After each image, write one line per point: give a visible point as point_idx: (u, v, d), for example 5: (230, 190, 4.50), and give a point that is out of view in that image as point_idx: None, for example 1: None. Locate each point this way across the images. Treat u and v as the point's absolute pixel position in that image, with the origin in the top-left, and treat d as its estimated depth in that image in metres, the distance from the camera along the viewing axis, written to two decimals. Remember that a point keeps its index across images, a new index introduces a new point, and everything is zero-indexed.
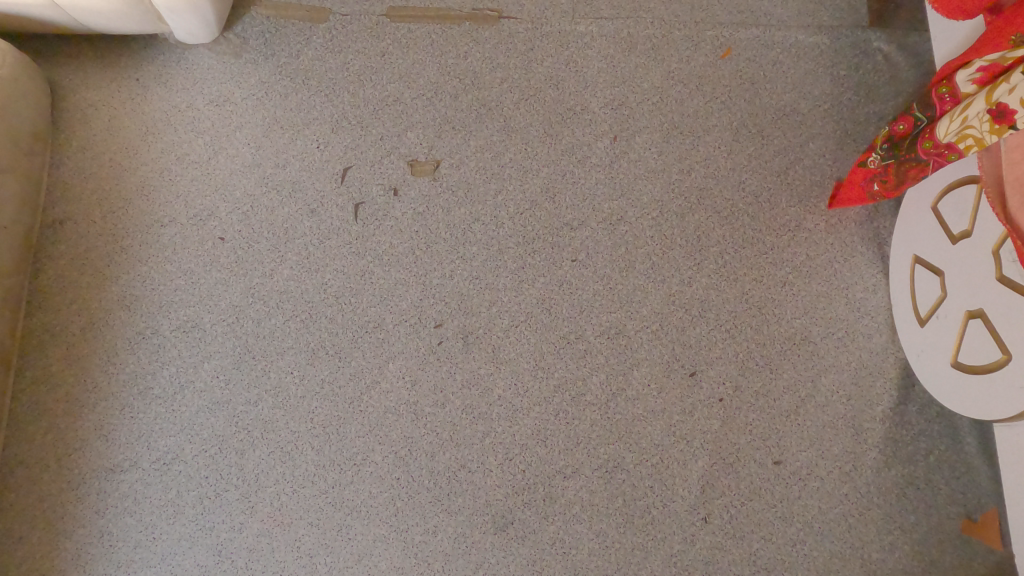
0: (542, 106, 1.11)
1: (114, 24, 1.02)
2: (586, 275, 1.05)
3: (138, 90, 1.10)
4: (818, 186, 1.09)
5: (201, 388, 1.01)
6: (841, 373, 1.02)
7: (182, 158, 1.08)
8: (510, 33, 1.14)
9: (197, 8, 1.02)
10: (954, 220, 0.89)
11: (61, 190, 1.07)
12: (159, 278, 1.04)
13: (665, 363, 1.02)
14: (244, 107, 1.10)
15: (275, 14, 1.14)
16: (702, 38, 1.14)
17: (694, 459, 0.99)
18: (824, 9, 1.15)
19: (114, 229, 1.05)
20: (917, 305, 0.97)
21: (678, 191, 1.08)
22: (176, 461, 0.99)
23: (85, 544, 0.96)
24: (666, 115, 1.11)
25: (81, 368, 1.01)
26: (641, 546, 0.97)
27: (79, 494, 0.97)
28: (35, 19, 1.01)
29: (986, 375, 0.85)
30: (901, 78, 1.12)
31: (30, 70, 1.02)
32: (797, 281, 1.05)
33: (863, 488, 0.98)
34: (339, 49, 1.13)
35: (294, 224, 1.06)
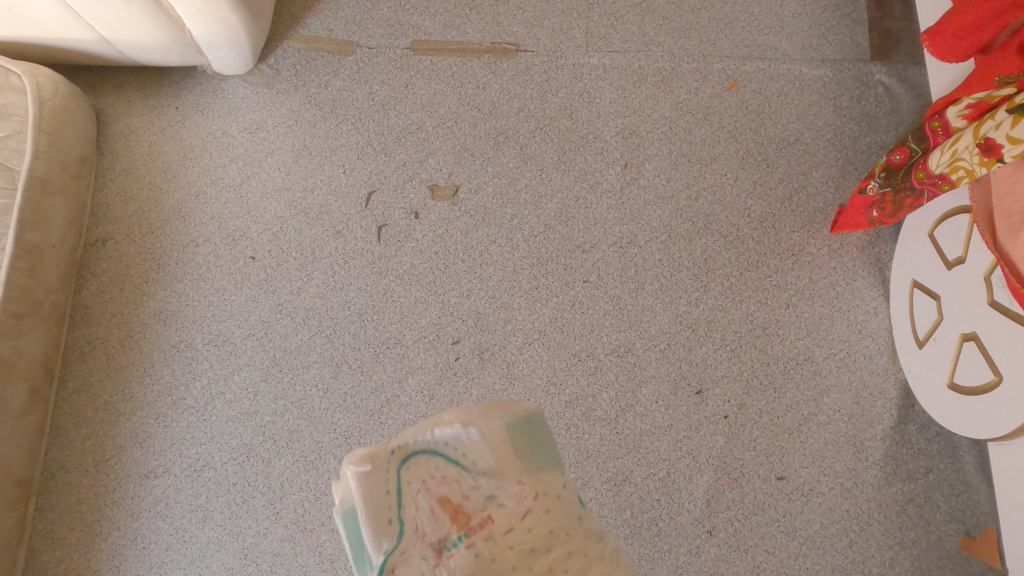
0: (556, 134, 1.17)
1: (158, 57, 1.10)
2: (597, 295, 1.10)
3: (178, 118, 1.18)
4: (821, 212, 1.13)
5: (231, 399, 1.07)
6: (843, 393, 1.06)
7: (217, 182, 1.15)
8: (526, 65, 1.20)
9: (236, 43, 1.09)
10: (949, 247, 0.93)
11: (104, 211, 1.14)
12: (194, 295, 1.11)
13: (673, 381, 1.07)
14: (276, 134, 1.17)
15: (307, 46, 1.21)
16: (709, 71, 1.19)
17: (700, 473, 1.03)
18: (827, 43, 1.20)
19: (153, 248, 1.12)
20: (917, 327, 1.01)
21: (685, 216, 1.13)
22: (206, 468, 1.04)
23: (120, 545, 1.01)
24: (675, 144, 1.16)
25: (120, 378, 1.07)
26: (648, 557, 1.01)
27: (115, 497, 1.03)
28: (84, 53, 1.09)
29: (980, 395, 0.88)
30: (903, 108, 1.17)
31: (79, 101, 1.10)
32: (800, 303, 1.09)
33: (864, 505, 1.01)
34: (366, 80, 1.20)
35: (320, 244, 1.12)
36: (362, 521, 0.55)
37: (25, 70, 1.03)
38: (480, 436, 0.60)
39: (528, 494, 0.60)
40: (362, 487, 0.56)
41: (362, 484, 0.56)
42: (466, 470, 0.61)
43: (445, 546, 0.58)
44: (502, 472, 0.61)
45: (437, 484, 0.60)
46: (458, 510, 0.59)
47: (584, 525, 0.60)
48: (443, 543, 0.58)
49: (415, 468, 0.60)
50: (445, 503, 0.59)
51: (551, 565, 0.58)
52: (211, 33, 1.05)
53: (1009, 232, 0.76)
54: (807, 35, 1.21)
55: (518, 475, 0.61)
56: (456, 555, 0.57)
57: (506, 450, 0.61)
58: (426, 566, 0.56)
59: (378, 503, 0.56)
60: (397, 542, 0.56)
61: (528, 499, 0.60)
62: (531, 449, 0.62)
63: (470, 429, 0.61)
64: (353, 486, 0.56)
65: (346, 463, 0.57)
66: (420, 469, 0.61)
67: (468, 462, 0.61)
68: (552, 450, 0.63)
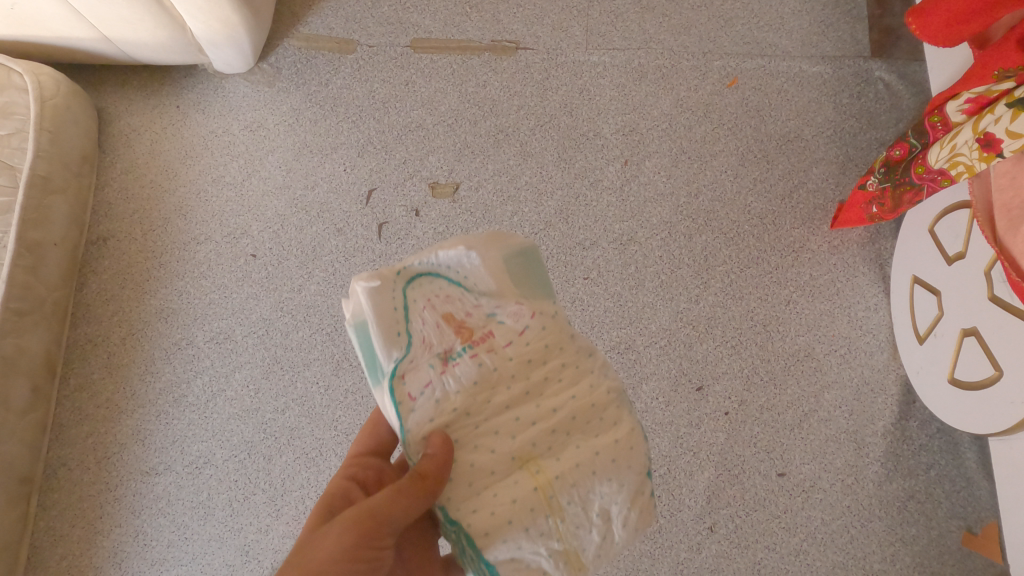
0: (557, 132, 1.17)
1: (158, 55, 1.11)
2: (598, 291, 1.10)
3: (179, 117, 1.18)
4: (821, 209, 1.13)
5: (232, 397, 1.07)
6: (843, 389, 1.06)
7: (218, 180, 1.16)
8: (526, 63, 1.21)
9: (236, 42, 1.10)
10: (950, 242, 0.93)
11: (106, 209, 1.14)
12: (195, 292, 1.11)
13: (674, 378, 1.07)
14: (277, 133, 1.18)
15: (307, 45, 1.21)
16: (709, 68, 1.19)
17: (701, 470, 1.03)
18: (826, 40, 1.20)
19: (154, 245, 1.13)
20: (918, 323, 1.01)
21: (686, 213, 1.13)
22: (207, 465, 1.05)
23: (121, 542, 1.01)
24: (675, 141, 1.16)
25: (122, 375, 1.07)
26: (649, 553, 1.01)
27: (117, 495, 1.03)
28: (85, 52, 1.09)
29: (980, 390, 0.88)
30: (903, 105, 1.17)
31: (81, 100, 1.10)
32: (800, 300, 1.09)
33: (865, 501, 1.01)
34: (366, 78, 1.20)
35: (321, 242, 1.13)
36: (374, 332, 0.61)
37: (27, 69, 1.03)
38: (481, 260, 0.66)
39: (527, 313, 0.65)
40: (372, 299, 0.61)
41: (372, 298, 0.61)
42: (468, 288, 0.66)
43: (451, 355, 0.63)
44: (502, 292, 0.66)
45: (442, 301, 0.65)
46: (463, 325, 0.64)
47: (575, 342, 0.67)
48: (449, 352, 0.63)
49: (420, 288, 0.65)
50: (450, 319, 0.64)
51: (547, 373, 0.64)
52: (212, 32, 1.05)
53: (1008, 226, 0.76)
54: (807, 32, 1.21)
55: (517, 297, 0.66)
56: (462, 363, 0.62)
57: (505, 271, 0.67)
58: (433, 372, 0.62)
59: (387, 316, 0.61)
60: (406, 352, 0.62)
61: (526, 318, 0.65)
62: (527, 276, 0.68)
63: (472, 253, 0.66)
64: (364, 301, 0.62)
65: (356, 280, 0.62)
66: (424, 288, 0.65)
67: (471, 280, 0.66)
68: (545, 278, 0.70)
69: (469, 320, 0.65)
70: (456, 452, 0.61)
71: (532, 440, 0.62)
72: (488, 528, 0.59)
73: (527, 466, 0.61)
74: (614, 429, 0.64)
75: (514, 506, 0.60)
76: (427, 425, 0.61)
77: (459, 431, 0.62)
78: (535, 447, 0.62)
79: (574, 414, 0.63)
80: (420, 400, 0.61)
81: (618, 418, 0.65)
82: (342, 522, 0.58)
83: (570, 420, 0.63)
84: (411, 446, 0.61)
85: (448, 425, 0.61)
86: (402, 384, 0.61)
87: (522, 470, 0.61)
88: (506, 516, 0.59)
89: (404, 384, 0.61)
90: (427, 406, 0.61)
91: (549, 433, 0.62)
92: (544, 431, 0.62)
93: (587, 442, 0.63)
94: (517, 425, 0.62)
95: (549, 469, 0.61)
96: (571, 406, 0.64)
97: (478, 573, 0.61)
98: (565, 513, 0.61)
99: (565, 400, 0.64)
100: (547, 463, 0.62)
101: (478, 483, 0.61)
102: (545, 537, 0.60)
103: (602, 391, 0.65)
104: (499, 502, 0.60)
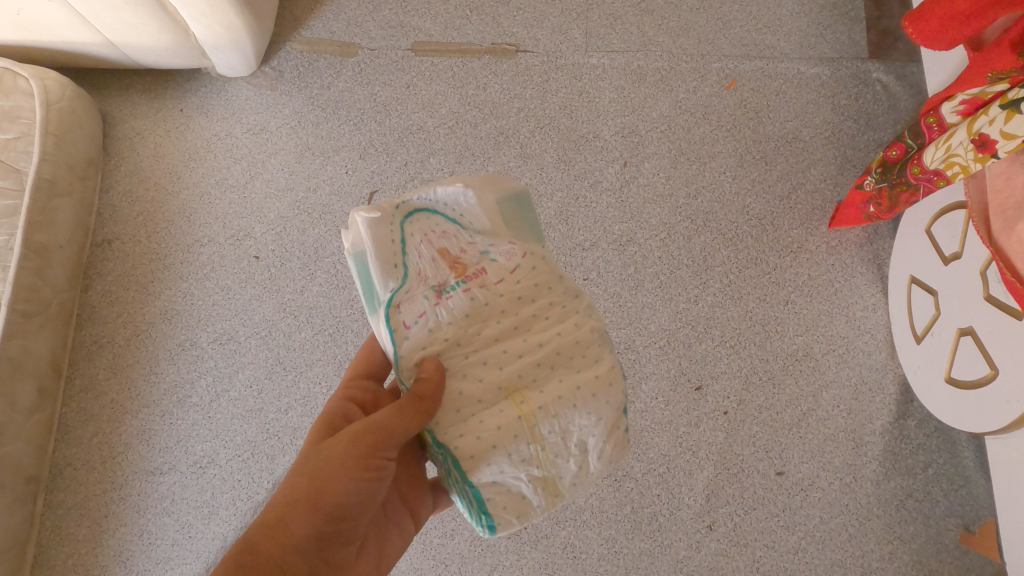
0: (556, 134, 1.18)
1: (162, 59, 1.12)
2: (597, 292, 1.11)
3: (182, 120, 1.19)
4: (819, 209, 1.14)
5: (235, 397, 1.08)
6: (842, 388, 1.06)
7: (221, 182, 1.17)
8: (526, 66, 1.22)
9: (239, 45, 1.11)
10: (946, 243, 0.94)
11: (110, 211, 1.15)
12: (199, 294, 1.12)
13: (673, 377, 1.07)
14: (280, 135, 1.19)
15: (309, 48, 1.23)
16: (707, 70, 1.20)
17: (700, 469, 1.04)
18: (824, 42, 1.21)
19: (158, 247, 1.14)
20: (915, 322, 1.01)
21: (685, 214, 1.14)
22: (211, 464, 1.06)
23: (126, 541, 1.03)
24: (674, 142, 1.17)
25: (126, 376, 1.09)
26: (649, 551, 1.01)
27: (122, 494, 1.04)
28: (90, 56, 1.11)
29: (976, 390, 0.89)
30: (901, 106, 1.17)
31: (86, 103, 1.12)
32: (799, 300, 1.10)
33: (863, 499, 1.02)
34: (368, 81, 1.21)
35: (323, 244, 1.14)
36: (372, 262, 0.64)
37: (33, 73, 1.04)
38: (476, 201, 0.70)
39: (518, 252, 0.67)
40: (371, 228, 0.64)
41: (372, 229, 0.64)
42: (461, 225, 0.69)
43: (445, 288, 0.64)
44: (496, 232, 0.69)
45: (438, 237, 0.67)
46: (458, 261, 0.66)
47: (564, 283, 0.68)
48: (443, 286, 0.65)
49: (417, 224, 0.68)
50: (446, 254, 0.66)
51: (536, 309, 0.66)
52: (215, 35, 1.06)
53: (1004, 226, 0.77)
54: (805, 34, 1.22)
55: (510, 238, 0.69)
56: (455, 296, 0.64)
57: (494, 215, 0.70)
58: (428, 302, 0.63)
59: (385, 247, 0.64)
60: (402, 283, 0.64)
61: (518, 257, 0.67)
62: (518, 219, 0.72)
63: (468, 192, 0.70)
64: (364, 231, 0.64)
65: (356, 212, 0.65)
66: (422, 224, 0.68)
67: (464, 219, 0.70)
68: (535, 225, 0.73)
69: (463, 255, 0.67)
70: (446, 379, 0.62)
71: (519, 371, 0.63)
72: (473, 453, 0.61)
73: (513, 396, 0.63)
74: (596, 365, 0.66)
75: (498, 432, 0.61)
76: (419, 352, 0.62)
77: (450, 360, 0.63)
78: (521, 379, 0.63)
79: (559, 349, 0.65)
80: (415, 328, 0.62)
81: (600, 356, 0.67)
82: (346, 434, 0.59)
83: (555, 354, 0.64)
84: (404, 371, 0.62)
85: (440, 355, 0.63)
86: (396, 313, 0.63)
87: (507, 400, 0.63)
88: (489, 443, 0.61)
89: (400, 313, 0.63)
90: (420, 334, 0.62)
91: (535, 366, 0.64)
92: (531, 363, 0.64)
93: (571, 377, 0.64)
94: (505, 357, 0.63)
95: (532, 400, 0.63)
96: (558, 342, 0.65)
97: (463, 496, 0.63)
98: (545, 443, 0.63)
99: (551, 335, 0.65)
100: (532, 393, 0.63)
101: (466, 411, 0.62)
102: (526, 464, 0.62)
103: (587, 329, 0.67)
104: (483, 429, 0.61)
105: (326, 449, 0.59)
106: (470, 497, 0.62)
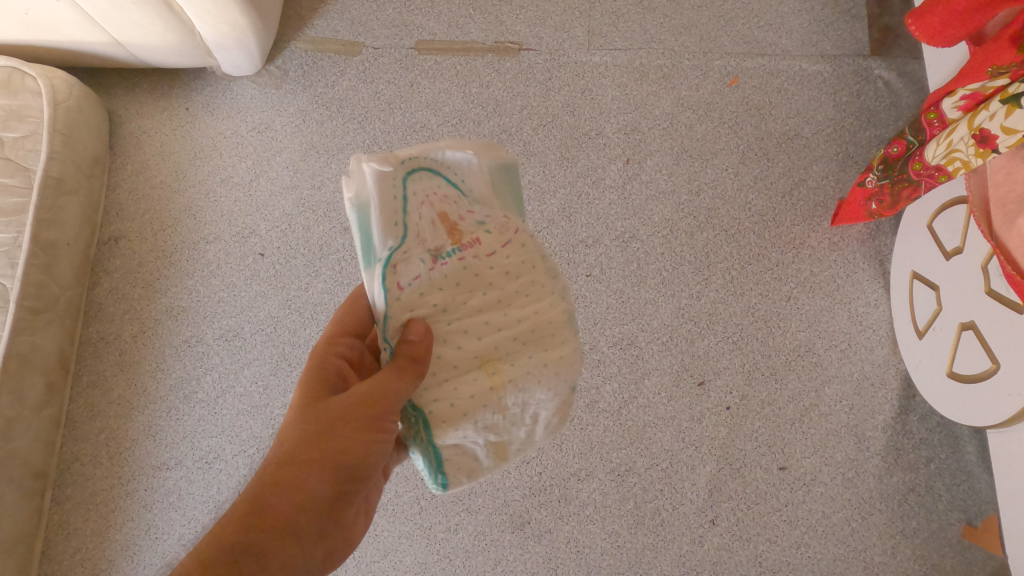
0: (559, 131, 1.19)
1: (168, 59, 1.13)
2: (600, 288, 1.12)
3: (188, 119, 1.20)
4: (821, 206, 1.14)
5: (241, 392, 1.09)
6: (844, 384, 1.07)
7: (227, 180, 1.18)
8: (530, 64, 1.22)
9: (245, 44, 1.12)
10: (948, 238, 0.95)
11: (117, 209, 1.16)
12: (204, 291, 1.13)
13: (675, 373, 1.08)
14: (284, 134, 1.20)
15: (313, 47, 1.24)
16: (710, 68, 1.21)
17: (702, 464, 1.04)
18: (826, 39, 1.22)
19: (164, 245, 1.15)
20: (917, 318, 1.02)
21: (687, 211, 1.14)
22: (217, 460, 1.06)
23: (134, 536, 1.03)
24: (676, 139, 1.18)
25: (133, 372, 1.10)
26: (651, 546, 1.02)
27: (129, 489, 1.05)
28: (96, 55, 1.12)
29: (978, 384, 0.89)
30: (903, 102, 1.18)
31: (93, 102, 1.13)
32: (801, 296, 1.11)
33: (866, 494, 1.02)
34: (372, 79, 1.22)
35: (328, 241, 1.14)
36: (375, 217, 0.63)
37: (41, 72, 1.05)
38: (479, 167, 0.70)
39: (511, 227, 0.69)
40: (377, 181, 0.64)
41: (378, 182, 0.64)
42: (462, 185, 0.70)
43: (440, 254, 0.65)
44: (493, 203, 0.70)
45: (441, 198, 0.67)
46: (455, 227, 0.67)
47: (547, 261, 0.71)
48: (439, 251, 0.65)
49: (420, 182, 0.67)
50: (445, 218, 0.66)
51: (521, 284, 0.68)
52: (220, 34, 1.07)
53: (1004, 220, 0.77)
54: (807, 31, 1.22)
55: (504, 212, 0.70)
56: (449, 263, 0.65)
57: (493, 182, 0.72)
58: (424, 266, 0.65)
59: (388, 202, 0.64)
60: (401, 242, 0.64)
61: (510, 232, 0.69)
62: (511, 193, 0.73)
63: (471, 156, 0.70)
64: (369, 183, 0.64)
65: (363, 161, 0.65)
66: (423, 183, 0.67)
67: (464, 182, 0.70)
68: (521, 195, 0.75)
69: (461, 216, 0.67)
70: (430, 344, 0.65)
71: (496, 342, 0.67)
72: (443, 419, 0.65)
73: (487, 365, 0.67)
74: (566, 346, 0.70)
75: (469, 400, 0.65)
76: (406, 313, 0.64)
77: (435, 325, 0.65)
78: (496, 350, 0.67)
79: (535, 326, 0.69)
80: (407, 290, 0.64)
81: (571, 337, 0.71)
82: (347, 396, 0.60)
83: (529, 331, 0.68)
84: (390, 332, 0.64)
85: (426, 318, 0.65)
86: (392, 272, 0.64)
87: (481, 369, 0.66)
88: (461, 410, 0.65)
89: (395, 273, 0.64)
90: (411, 296, 0.64)
91: (511, 339, 0.67)
92: (508, 337, 0.67)
93: (540, 353, 0.68)
94: (486, 327, 0.67)
95: (504, 372, 0.67)
96: (535, 319, 0.69)
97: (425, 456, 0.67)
98: (508, 412, 0.68)
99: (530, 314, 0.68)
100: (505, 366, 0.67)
101: (443, 374, 0.66)
102: (487, 431, 0.67)
103: (563, 311, 0.71)
104: (456, 395, 0.65)
105: (328, 412, 0.59)
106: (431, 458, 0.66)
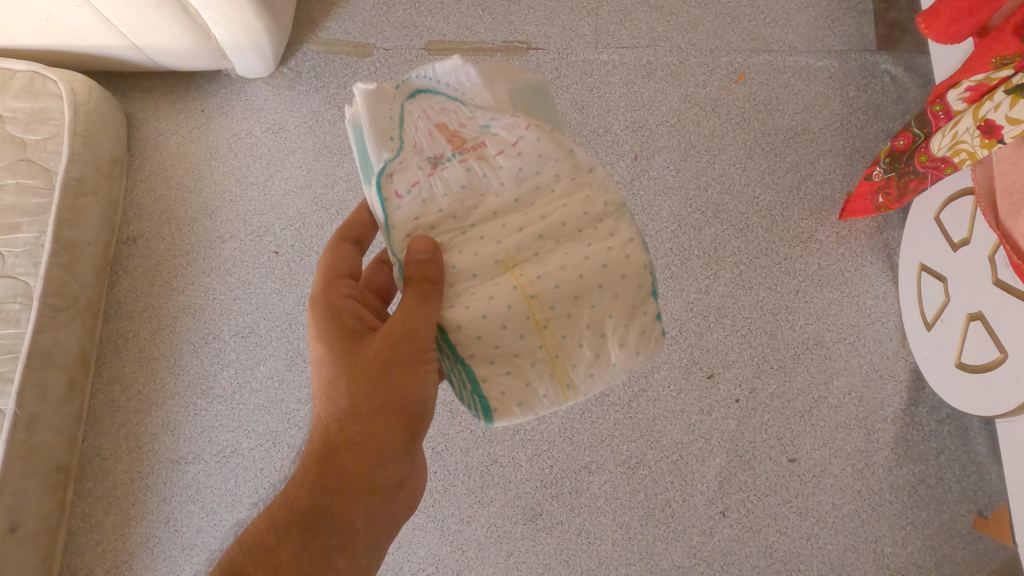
0: (567, 129, 1.20)
1: (184, 61, 1.15)
2: None
3: (203, 120, 1.23)
4: (829, 200, 1.15)
5: (257, 388, 1.11)
6: (853, 376, 1.07)
7: (242, 180, 1.20)
8: (538, 63, 1.24)
9: (258, 46, 1.14)
10: (955, 229, 0.95)
11: (135, 210, 1.19)
12: (221, 288, 1.15)
13: (685, 366, 1.09)
14: (298, 134, 1.22)
15: (325, 49, 1.26)
16: (717, 65, 1.22)
17: (712, 456, 1.05)
18: (832, 35, 1.22)
19: (181, 244, 1.17)
20: (925, 310, 1.02)
21: (695, 206, 1.16)
22: (234, 454, 1.09)
23: (153, 528, 1.06)
24: (684, 136, 1.19)
25: (152, 369, 1.12)
26: (662, 537, 1.03)
27: (148, 483, 1.07)
28: (115, 59, 1.14)
29: (986, 374, 0.90)
30: (910, 97, 1.18)
31: (111, 105, 1.15)
32: (809, 289, 1.11)
33: (876, 486, 1.03)
34: (383, 80, 1.24)
35: None
36: (368, 133, 0.67)
37: (61, 76, 1.08)
38: (478, 78, 0.72)
39: (520, 125, 0.69)
40: (367, 100, 0.68)
41: (369, 101, 0.68)
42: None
43: (440, 159, 0.67)
44: (499, 108, 0.71)
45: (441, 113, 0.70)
46: (455, 135, 0.69)
47: (575, 157, 0.68)
48: (439, 158, 0.67)
49: (418, 102, 0.71)
50: (444, 129, 0.69)
51: (539, 184, 0.66)
52: (234, 37, 1.09)
53: (1011, 211, 0.78)
54: (813, 27, 1.23)
55: (512, 112, 0.71)
56: (450, 167, 0.66)
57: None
58: (423, 172, 0.66)
59: (381, 121, 0.68)
60: (396, 153, 0.67)
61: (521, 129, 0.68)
62: (534, 108, 0.72)
63: (468, 69, 0.71)
64: (361, 102, 0.68)
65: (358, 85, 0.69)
66: (423, 103, 0.71)
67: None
68: (551, 110, 0.73)
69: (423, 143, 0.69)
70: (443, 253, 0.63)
71: (515, 245, 0.63)
72: (474, 349, 0.62)
73: (512, 267, 0.63)
74: (609, 238, 0.64)
75: (492, 304, 0.61)
76: (411, 222, 0.64)
77: (447, 232, 0.65)
78: (519, 251, 0.63)
79: (565, 223, 0.65)
80: (407, 198, 0.65)
81: (616, 228, 0.65)
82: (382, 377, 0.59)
83: (557, 227, 0.64)
84: (396, 240, 0.64)
85: (434, 226, 0.65)
86: (389, 180, 0.65)
87: (505, 273, 0.63)
88: (510, 351, 0.62)
89: (392, 181, 0.65)
90: (412, 205, 0.65)
91: (537, 239, 0.64)
92: (530, 236, 0.64)
93: (583, 248, 0.63)
94: (504, 230, 0.64)
95: (530, 271, 0.62)
96: (564, 214, 0.65)
97: (460, 379, 0.63)
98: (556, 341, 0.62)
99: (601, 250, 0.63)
100: (560, 319, 0.62)
101: (473, 276, 0.63)
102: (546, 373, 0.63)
103: (597, 203, 0.66)
104: (475, 298, 0.62)
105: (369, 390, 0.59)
106: (464, 378, 0.63)
